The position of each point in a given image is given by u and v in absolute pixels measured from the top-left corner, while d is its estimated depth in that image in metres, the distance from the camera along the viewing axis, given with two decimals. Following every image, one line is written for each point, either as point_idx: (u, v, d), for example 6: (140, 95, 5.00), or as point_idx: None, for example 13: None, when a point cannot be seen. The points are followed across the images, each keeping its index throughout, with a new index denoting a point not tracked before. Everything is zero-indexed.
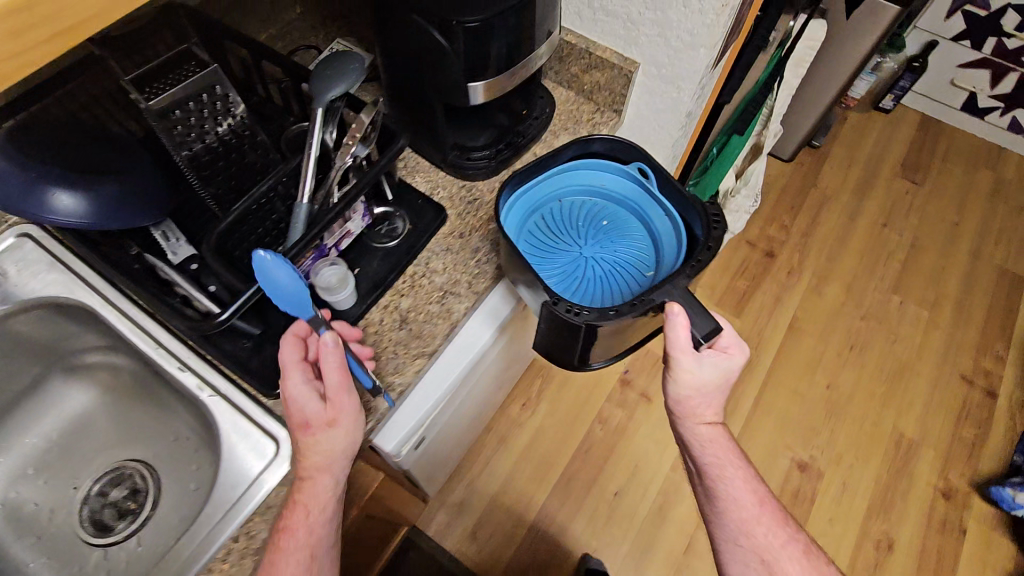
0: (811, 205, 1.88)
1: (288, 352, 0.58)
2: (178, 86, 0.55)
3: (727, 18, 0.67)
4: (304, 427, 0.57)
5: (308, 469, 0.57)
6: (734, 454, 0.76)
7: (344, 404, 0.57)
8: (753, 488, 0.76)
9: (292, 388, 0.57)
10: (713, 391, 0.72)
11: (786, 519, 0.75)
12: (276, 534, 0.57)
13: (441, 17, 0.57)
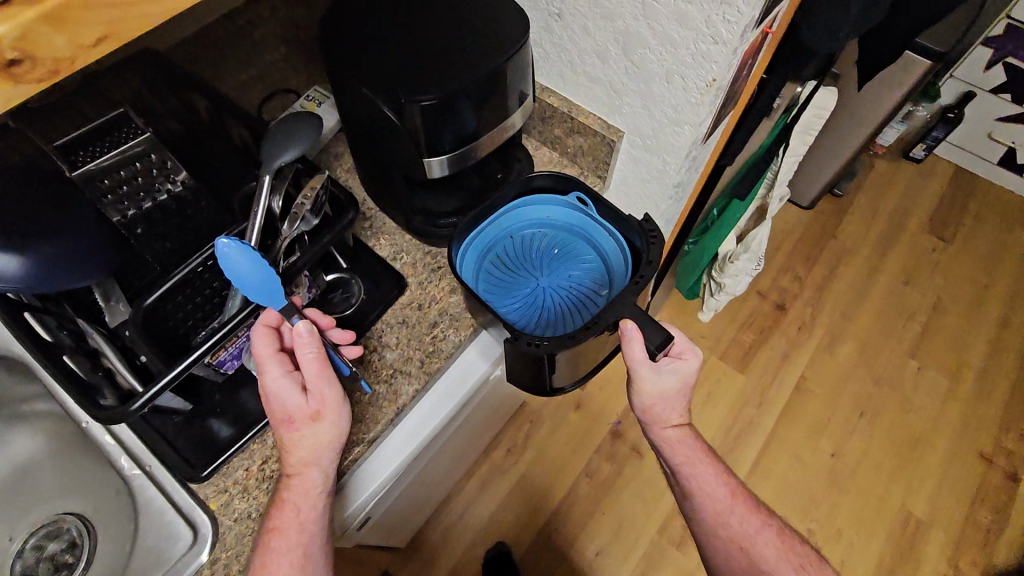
0: (829, 257, 1.79)
1: (261, 345, 0.56)
2: (106, 153, 0.59)
3: (713, 99, 0.61)
4: (288, 421, 0.56)
5: (294, 464, 0.57)
6: (702, 452, 0.77)
7: (325, 397, 0.56)
8: (722, 480, 0.77)
9: (271, 382, 0.55)
10: (676, 395, 0.72)
11: (756, 505, 0.77)
12: (263, 535, 0.56)
13: (393, 94, 0.53)
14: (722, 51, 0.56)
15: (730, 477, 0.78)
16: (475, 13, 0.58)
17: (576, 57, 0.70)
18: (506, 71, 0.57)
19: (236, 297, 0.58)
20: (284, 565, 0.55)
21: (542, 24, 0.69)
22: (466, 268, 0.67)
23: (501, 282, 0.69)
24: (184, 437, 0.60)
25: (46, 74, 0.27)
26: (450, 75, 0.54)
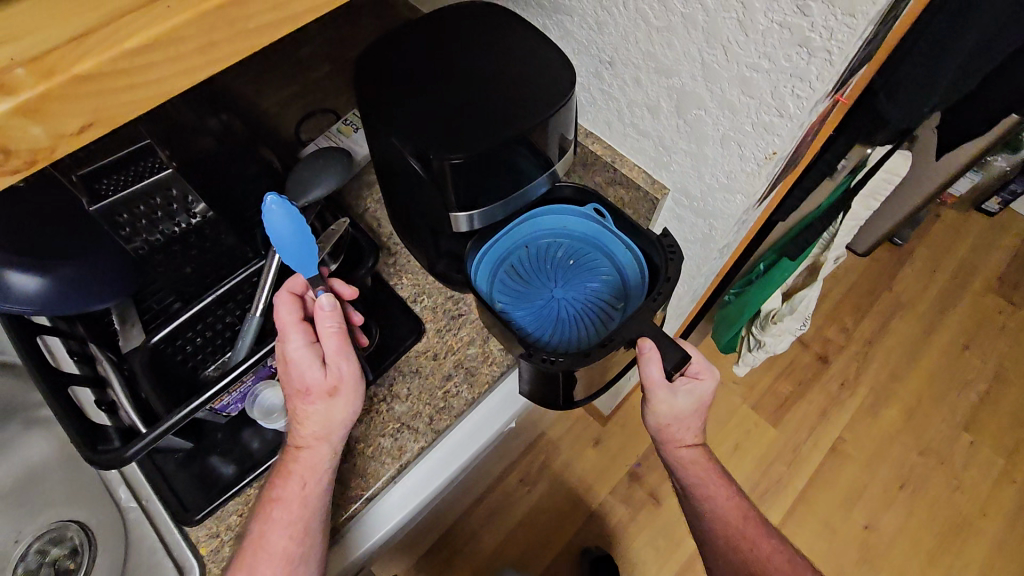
0: (882, 311, 1.68)
1: (285, 311, 0.53)
2: (128, 187, 0.53)
3: (771, 170, 0.56)
4: (304, 393, 0.54)
5: (306, 438, 0.55)
6: (715, 472, 0.74)
7: (344, 373, 0.54)
8: (732, 501, 0.74)
9: (293, 352, 0.53)
10: (693, 416, 0.67)
11: (767, 527, 0.74)
12: (264, 511, 0.54)
13: (422, 148, 0.51)
14: (786, 123, 0.51)
15: (741, 498, 0.76)
16: (518, 65, 0.55)
17: (625, 107, 0.65)
18: (546, 129, 0.53)
19: (245, 338, 0.56)
20: (286, 542, 0.53)
21: (592, 71, 0.65)
22: (479, 283, 0.62)
23: (514, 291, 0.63)
24: (182, 475, 0.58)
25: (21, 164, 0.24)
26: (485, 133, 0.51)
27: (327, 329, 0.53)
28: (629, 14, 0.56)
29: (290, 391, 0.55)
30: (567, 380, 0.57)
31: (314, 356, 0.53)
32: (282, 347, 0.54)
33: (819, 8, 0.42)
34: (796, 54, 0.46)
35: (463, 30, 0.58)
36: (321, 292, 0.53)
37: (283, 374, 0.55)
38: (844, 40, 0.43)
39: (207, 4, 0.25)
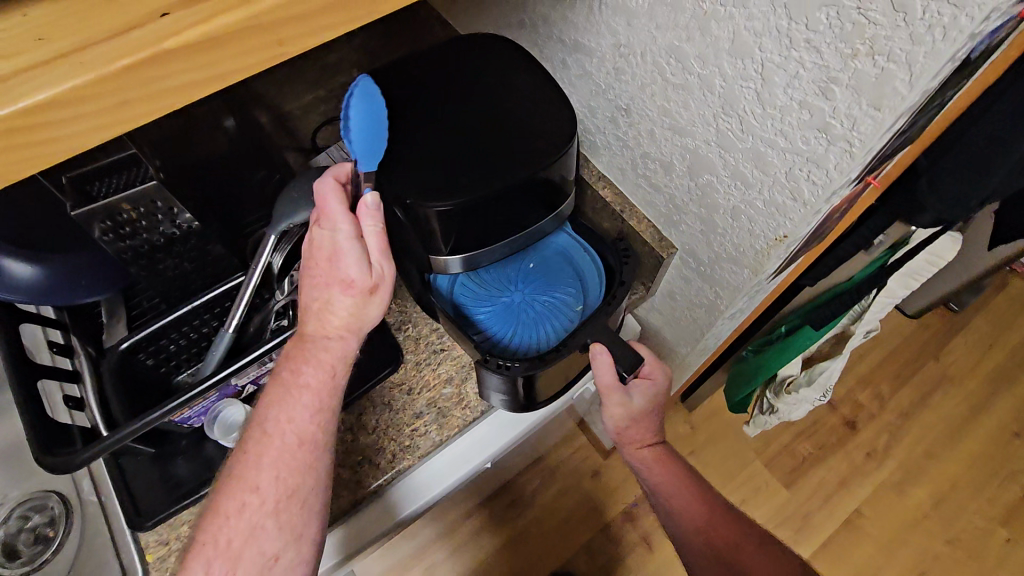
0: (924, 380, 1.56)
1: (333, 200, 0.49)
2: (117, 194, 0.51)
3: (781, 253, 0.51)
4: (344, 283, 0.50)
5: (338, 330, 0.51)
6: (682, 471, 0.71)
7: (386, 272, 0.52)
8: (701, 495, 0.70)
9: (339, 240, 0.49)
10: (652, 412, 0.68)
11: (741, 519, 0.69)
12: (286, 401, 0.50)
13: (402, 189, 0.48)
14: (799, 208, 0.46)
15: (712, 495, 0.71)
16: (519, 110, 0.51)
17: (638, 159, 0.61)
18: (538, 182, 0.50)
19: (214, 355, 0.56)
20: (316, 428, 0.50)
21: (608, 116, 0.61)
22: (438, 284, 0.61)
23: (475, 295, 0.62)
24: (142, 478, 0.58)
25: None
26: (470, 181, 0.48)
27: (371, 227, 0.50)
28: (646, 65, 0.52)
29: (324, 280, 0.51)
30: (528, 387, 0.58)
31: (361, 249, 0.50)
32: (328, 236, 0.49)
33: (842, 95, 0.38)
34: (814, 139, 0.41)
35: (470, 65, 0.55)
36: (367, 188, 0.49)
37: (319, 263, 0.50)
38: (866, 134, 0.38)
39: (115, 65, 0.24)
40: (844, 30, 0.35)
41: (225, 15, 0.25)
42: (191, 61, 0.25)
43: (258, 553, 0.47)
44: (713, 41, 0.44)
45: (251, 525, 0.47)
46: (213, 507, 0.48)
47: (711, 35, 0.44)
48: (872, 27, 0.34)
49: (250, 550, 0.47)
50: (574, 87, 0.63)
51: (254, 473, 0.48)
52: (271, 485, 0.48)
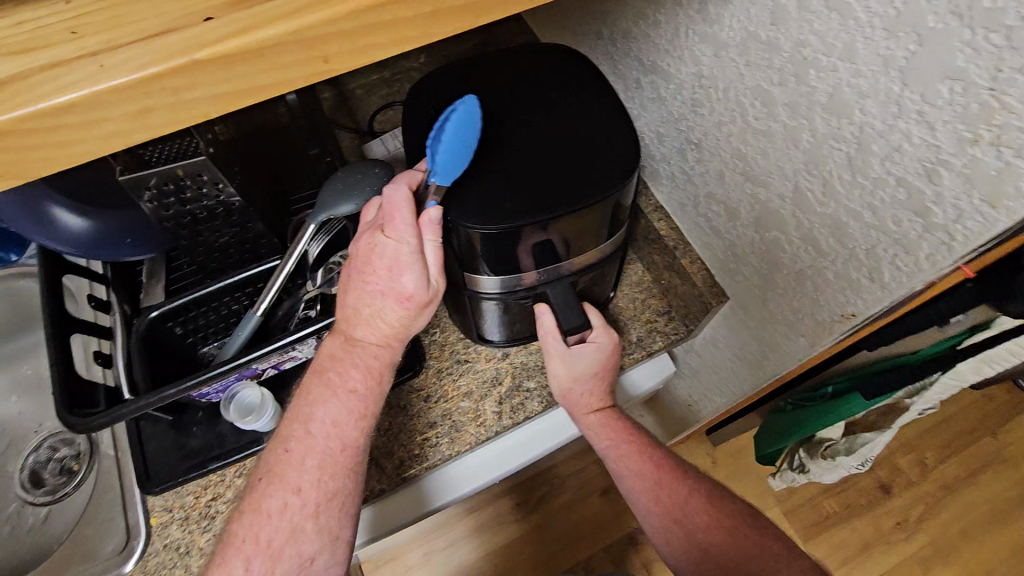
0: (975, 456, 1.45)
1: (402, 207, 0.46)
2: (165, 165, 0.50)
3: (844, 331, 0.46)
4: (401, 297, 0.48)
5: (383, 339, 0.50)
6: (628, 425, 0.62)
7: (439, 288, 0.51)
8: (648, 452, 0.61)
9: (403, 253, 0.46)
10: (602, 370, 0.60)
11: (685, 470, 0.62)
12: (332, 402, 0.48)
13: (445, 203, 0.46)
14: (875, 291, 0.41)
15: (655, 445, 0.63)
16: (582, 134, 0.48)
17: (702, 197, 0.57)
18: (589, 214, 0.46)
19: (239, 336, 0.55)
20: (358, 432, 0.49)
21: (676, 147, 0.57)
22: None
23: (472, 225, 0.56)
24: (158, 442, 0.59)
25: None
26: (516, 204, 0.45)
27: (433, 241, 0.47)
28: (727, 102, 0.48)
29: (380, 289, 0.48)
30: (501, 317, 0.59)
31: (424, 263, 0.47)
32: (394, 245, 0.46)
33: (950, 180, 0.33)
34: (908, 221, 0.36)
35: (538, 77, 0.52)
36: (432, 200, 0.45)
37: (378, 272, 0.47)
38: (971, 230, 0.33)
39: (144, 73, 0.23)
40: (968, 111, 0.30)
41: (264, 29, 0.24)
42: (223, 74, 0.25)
43: (296, 554, 0.45)
44: (808, 93, 0.39)
45: (291, 525, 0.45)
46: (255, 505, 0.46)
47: (807, 85, 0.39)
48: (1003, 115, 0.29)
49: (290, 550, 0.45)
50: (645, 109, 0.59)
51: (297, 473, 0.46)
52: (314, 487, 0.46)
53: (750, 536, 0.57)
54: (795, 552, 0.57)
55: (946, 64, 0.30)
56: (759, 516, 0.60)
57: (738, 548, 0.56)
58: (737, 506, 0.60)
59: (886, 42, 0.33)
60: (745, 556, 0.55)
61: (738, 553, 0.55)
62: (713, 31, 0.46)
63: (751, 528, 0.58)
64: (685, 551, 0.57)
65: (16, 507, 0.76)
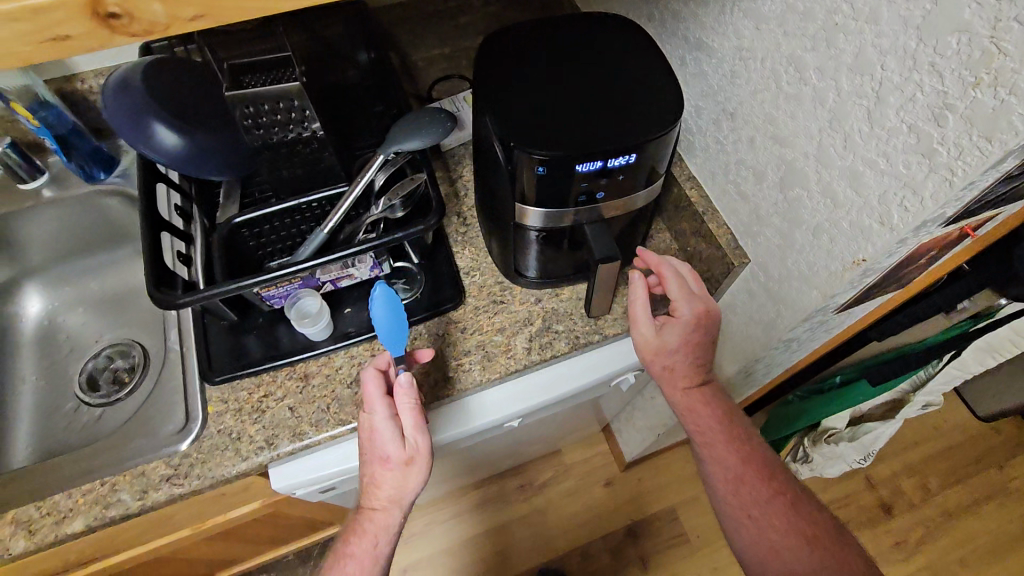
0: (979, 486, 1.45)
1: (372, 386, 0.59)
2: (265, 86, 0.57)
3: (854, 278, 0.52)
4: (383, 459, 0.59)
5: (381, 502, 0.60)
6: (723, 417, 0.66)
7: (420, 446, 0.59)
8: (738, 446, 0.66)
9: (376, 422, 0.58)
10: (690, 336, 0.63)
11: (773, 471, 0.66)
12: (337, 564, 0.61)
13: (509, 132, 0.52)
14: (884, 234, 0.46)
15: (749, 440, 0.67)
16: (632, 89, 0.54)
17: (732, 164, 0.63)
18: (633, 155, 0.53)
19: (309, 246, 0.62)
20: None
21: (713, 118, 0.63)
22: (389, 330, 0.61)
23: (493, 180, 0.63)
24: (221, 341, 0.66)
25: (142, 30, 0.30)
26: (571, 138, 0.51)
27: (405, 406, 0.58)
28: (763, 70, 0.54)
29: (369, 457, 0.60)
30: (540, 250, 0.65)
31: (394, 429, 0.58)
32: (368, 416, 0.59)
33: (954, 121, 0.38)
34: (916, 164, 0.42)
35: (595, 40, 0.58)
36: (402, 370, 0.59)
37: (366, 445, 0.60)
38: (969, 165, 0.38)
39: None
40: (971, 58, 0.36)
41: None
42: None
43: None
44: (836, 55, 0.45)
45: None
46: None
47: (836, 48, 0.45)
48: (1000, 58, 0.34)
49: None
50: (687, 84, 0.66)
51: None
52: None
53: (824, 548, 0.61)
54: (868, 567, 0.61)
55: (955, 19, 0.36)
56: (838, 530, 0.64)
57: (810, 554, 0.61)
58: (817, 516, 0.64)
59: (906, 4, 0.38)
60: (811, 563, 0.60)
61: (807, 561, 0.60)
62: (756, 6, 0.52)
63: (825, 538, 0.62)
64: (755, 540, 0.64)
65: (73, 406, 0.80)
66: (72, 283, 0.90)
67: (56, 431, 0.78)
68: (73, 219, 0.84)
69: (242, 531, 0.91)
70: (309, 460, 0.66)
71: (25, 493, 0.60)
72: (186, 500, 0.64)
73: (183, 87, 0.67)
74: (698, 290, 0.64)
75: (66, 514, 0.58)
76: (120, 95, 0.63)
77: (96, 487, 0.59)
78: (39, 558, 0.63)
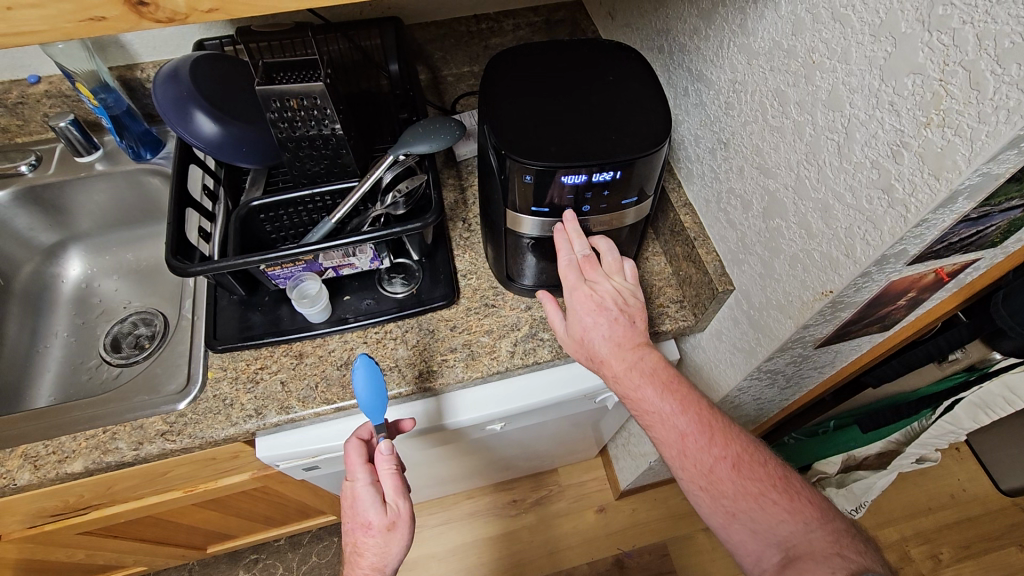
0: (1000, 564, 1.35)
1: (353, 455, 0.62)
2: (290, 84, 0.62)
3: (823, 309, 0.52)
4: (365, 526, 0.60)
5: (364, 569, 0.60)
6: (653, 390, 0.58)
7: (402, 510, 0.61)
8: (680, 415, 0.57)
9: (359, 490, 0.61)
10: (593, 317, 0.60)
11: (716, 429, 0.57)
12: None
13: (502, 139, 0.55)
14: (849, 266, 0.48)
15: (689, 401, 0.58)
16: (625, 111, 0.58)
17: (723, 192, 0.65)
18: (618, 172, 0.55)
19: (316, 232, 0.67)
20: None
21: (709, 146, 0.65)
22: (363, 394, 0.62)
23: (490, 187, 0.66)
24: (228, 313, 0.72)
25: (165, 17, 0.37)
26: (559, 150, 0.54)
27: (386, 470, 0.61)
28: (753, 103, 0.56)
29: (350, 525, 0.62)
30: (534, 258, 0.68)
31: (378, 491, 0.61)
32: (351, 484, 0.61)
33: (909, 158, 0.40)
34: (877, 199, 0.43)
35: (598, 66, 0.62)
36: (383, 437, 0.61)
37: (348, 514, 0.62)
38: (921, 202, 0.39)
39: None
40: (923, 99, 0.37)
41: None
42: None
43: None
44: (813, 91, 0.47)
45: None
46: None
47: (813, 85, 0.47)
48: (947, 101, 0.36)
49: None
50: (689, 114, 0.68)
51: None
52: None
53: (779, 505, 0.54)
54: (826, 514, 0.54)
55: (910, 61, 0.38)
56: (789, 476, 0.57)
57: (765, 514, 0.54)
58: (767, 467, 0.57)
59: (871, 45, 0.41)
60: (772, 525, 0.53)
61: (770, 530, 0.53)
62: (748, 42, 0.54)
63: (778, 491, 0.55)
64: (712, 510, 0.57)
65: (95, 362, 0.86)
66: (113, 254, 0.98)
67: (76, 384, 0.84)
68: (122, 195, 0.92)
69: (232, 504, 0.95)
70: (295, 433, 0.70)
71: (37, 430, 0.65)
72: (176, 457, 0.69)
73: (229, 82, 0.75)
74: (593, 276, 0.61)
75: (68, 455, 0.64)
76: (169, 81, 0.70)
77: (98, 433, 0.65)
78: (42, 494, 0.69)
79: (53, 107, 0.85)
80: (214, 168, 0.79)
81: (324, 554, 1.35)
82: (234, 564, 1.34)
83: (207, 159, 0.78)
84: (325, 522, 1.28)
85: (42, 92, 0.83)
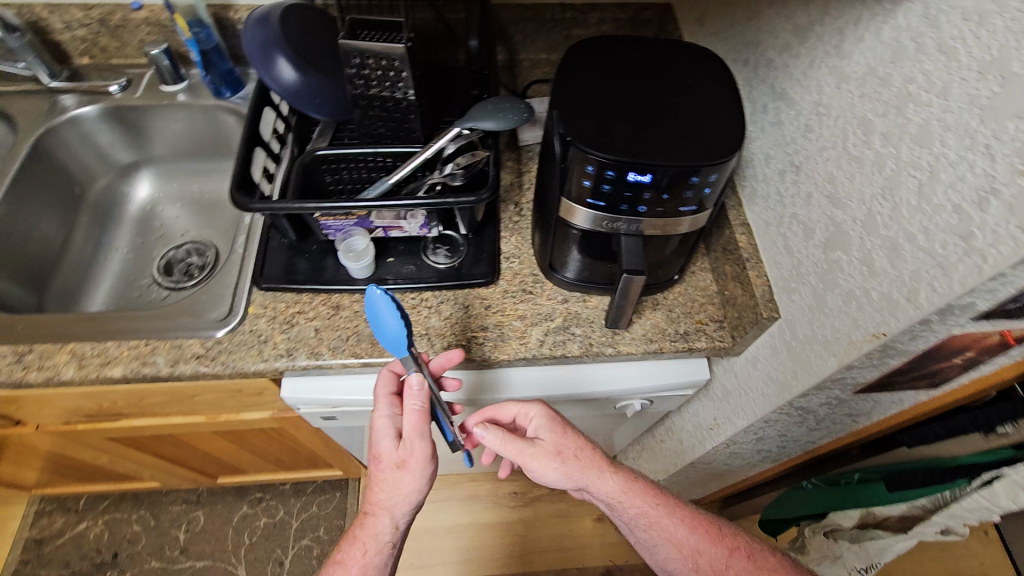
0: None
1: (381, 386, 0.63)
2: (371, 42, 0.63)
3: (871, 352, 0.50)
4: (381, 459, 0.62)
5: (377, 502, 0.62)
6: (647, 503, 0.68)
7: (416, 451, 0.60)
8: (675, 519, 0.69)
9: (379, 419, 0.62)
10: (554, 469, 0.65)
11: (709, 526, 0.70)
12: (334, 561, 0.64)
13: (570, 127, 0.55)
14: (908, 310, 0.45)
15: (680, 506, 0.71)
16: (702, 118, 0.56)
17: (786, 218, 0.63)
18: (682, 178, 0.54)
19: (373, 191, 0.68)
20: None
21: (779, 168, 0.63)
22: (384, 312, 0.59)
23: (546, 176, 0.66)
24: (277, 254, 0.74)
25: None
26: (627, 146, 0.54)
27: (411, 407, 0.59)
28: (834, 129, 0.54)
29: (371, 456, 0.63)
30: (580, 252, 0.67)
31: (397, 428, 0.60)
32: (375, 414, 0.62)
33: (997, 207, 0.37)
34: (953, 245, 0.41)
35: (677, 68, 0.61)
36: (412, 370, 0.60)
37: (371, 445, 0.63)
38: (1003, 253, 0.37)
39: None
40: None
41: None
42: None
43: None
44: (903, 124, 0.45)
45: None
46: None
47: (905, 117, 0.45)
48: None
49: None
50: (764, 132, 0.66)
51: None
52: None
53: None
54: None
55: (1017, 104, 0.36)
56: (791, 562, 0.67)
57: None
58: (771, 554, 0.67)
59: (976, 83, 0.38)
60: None
61: None
62: (841, 64, 0.52)
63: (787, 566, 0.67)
64: None
65: (147, 282, 0.91)
66: (179, 183, 1.02)
67: (127, 298, 0.88)
68: (197, 127, 0.96)
69: (250, 440, 0.98)
70: (319, 380, 0.72)
71: (85, 331, 0.69)
72: (206, 382, 0.71)
73: (315, 33, 0.76)
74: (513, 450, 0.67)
75: (111, 360, 0.67)
76: (259, 24, 0.72)
77: (140, 345, 0.68)
78: (81, 393, 0.73)
79: (151, 34, 0.89)
80: (286, 114, 0.82)
81: (325, 506, 1.38)
82: (239, 497, 1.39)
83: (281, 105, 0.81)
84: (331, 476, 1.31)
85: (142, 18, 0.87)
